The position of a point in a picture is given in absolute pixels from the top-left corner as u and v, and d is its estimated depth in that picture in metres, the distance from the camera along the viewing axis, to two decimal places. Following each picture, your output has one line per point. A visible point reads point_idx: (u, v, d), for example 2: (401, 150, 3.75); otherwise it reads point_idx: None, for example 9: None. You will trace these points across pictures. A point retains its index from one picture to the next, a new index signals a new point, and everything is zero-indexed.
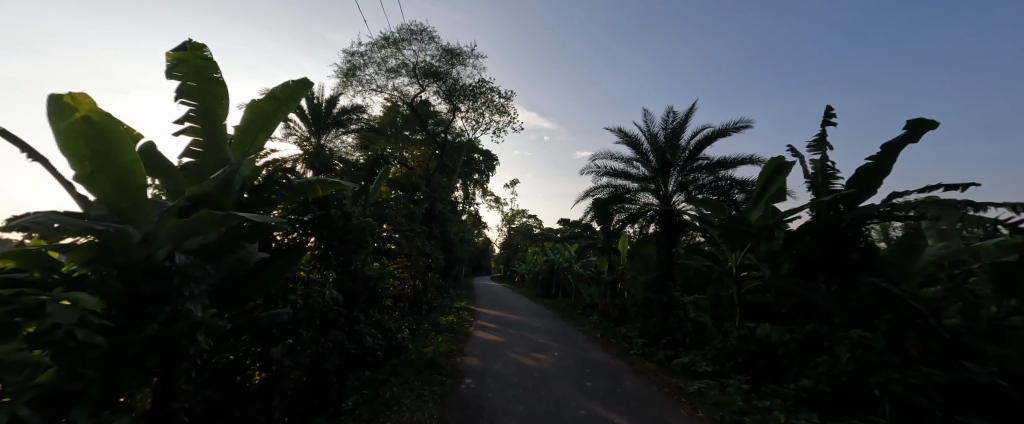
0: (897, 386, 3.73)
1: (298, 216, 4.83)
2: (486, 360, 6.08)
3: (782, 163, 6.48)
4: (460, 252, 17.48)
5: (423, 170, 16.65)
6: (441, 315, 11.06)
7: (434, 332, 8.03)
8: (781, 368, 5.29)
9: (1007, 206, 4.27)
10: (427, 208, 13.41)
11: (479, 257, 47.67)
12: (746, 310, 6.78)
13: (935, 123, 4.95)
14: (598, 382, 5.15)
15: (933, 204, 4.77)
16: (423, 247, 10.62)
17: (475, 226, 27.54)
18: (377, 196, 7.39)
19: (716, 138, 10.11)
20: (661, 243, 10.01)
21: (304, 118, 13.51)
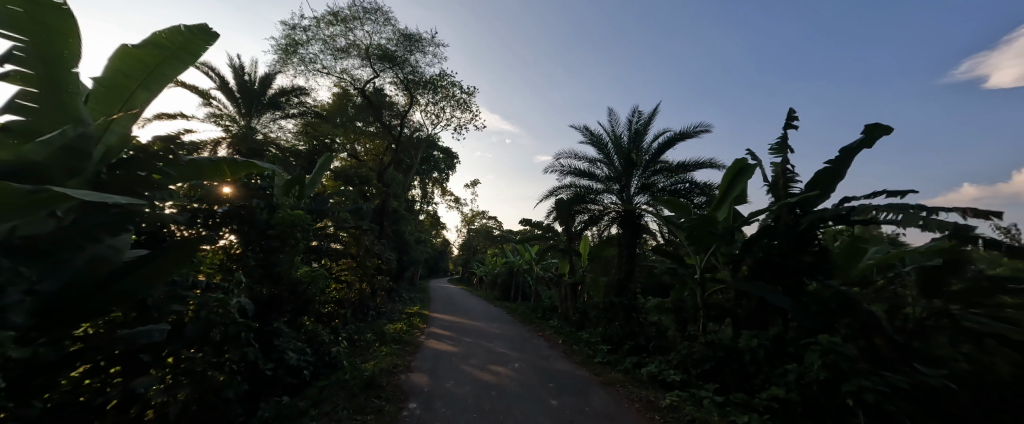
0: (871, 393, 3.40)
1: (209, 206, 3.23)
2: (436, 378, 5.26)
3: (746, 164, 6.15)
4: (416, 252, 16.41)
5: (375, 164, 15.34)
6: (390, 322, 10.01)
7: (378, 342, 7.01)
8: (749, 375, 5.05)
9: (955, 209, 4.00)
10: (378, 204, 12.28)
11: (437, 259, 46.05)
12: (708, 314, 6.55)
13: (890, 128, 5.00)
14: (564, 400, 4.61)
15: (888, 205, 4.74)
16: (372, 247, 9.50)
17: (433, 226, 26.36)
18: (314, 187, 6.27)
19: (678, 141, 10.09)
20: (624, 245, 9.71)
21: (229, 96, 11.34)
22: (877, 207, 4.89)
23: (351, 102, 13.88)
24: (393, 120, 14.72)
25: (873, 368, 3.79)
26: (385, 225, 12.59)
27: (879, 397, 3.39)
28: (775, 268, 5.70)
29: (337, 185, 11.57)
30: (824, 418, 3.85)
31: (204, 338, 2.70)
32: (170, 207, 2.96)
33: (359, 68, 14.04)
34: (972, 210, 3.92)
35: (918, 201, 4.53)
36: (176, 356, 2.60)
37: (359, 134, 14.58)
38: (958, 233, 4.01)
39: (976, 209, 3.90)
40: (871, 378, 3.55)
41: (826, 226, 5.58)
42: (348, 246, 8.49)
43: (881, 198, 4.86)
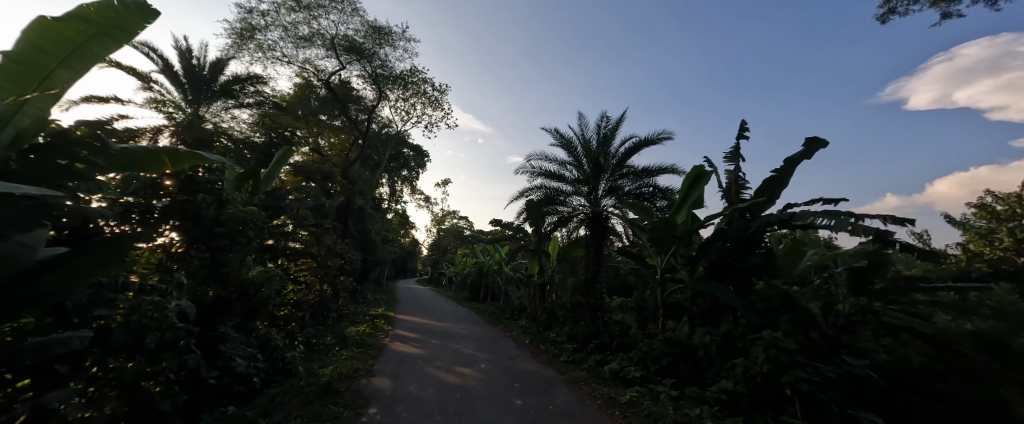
0: (807, 383, 3.69)
1: (147, 201, 2.98)
2: (399, 381, 5.12)
3: (703, 171, 6.48)
4: (382, 252, 15.88)
5: (340, 159, 14.72)
6: (353, 324, 9.63)
7: (338, 346, 6.70)
8: (702, 370, 5.32)
9: (878, 217, 4.43)
10: (343, 202, 11.74)
11: (406, 259, 44.92)
12: (667, 312, 6.83)
13: (827, 142, 5.46)
14: (528, 400, 4.64)
15: (824, 211, 5.17)
16: (334, 246, 9.08)
17: (402, 225, 25.69)
18: (269, 182, 5.91)
19: (643, 147, 10.45)
20: (591, 246, 9.92)
21: (171, 80, 9.83)
22: (814, 213, 5.31)
23: (314, 94, 13.18)
24: (360, 114, 14.16)
25: (809, 360, 4.12)
26: (350, 223, 12.08)
27: (814, 387, 3.68)
28: (727, 269, 6.04)
29: (298, 181, 10.96)
30: (767, 407, 4.14)
31: (135, 344, 2.46)
32: (97, 200, 2.66)
33: (324, 58, 13.39)
34: (892, 218, 4.36)
35: (848, 208, 4.97)
36: (100, 366, 2.35)
37: (322, 128, 13.89)
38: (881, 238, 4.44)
39: (896, 217, 4.34)
40: (807, 370, 3.85)
41: (772, 230, 5.99)
42: (307, 245, 8.06)
43: (818, 205, 5.29)
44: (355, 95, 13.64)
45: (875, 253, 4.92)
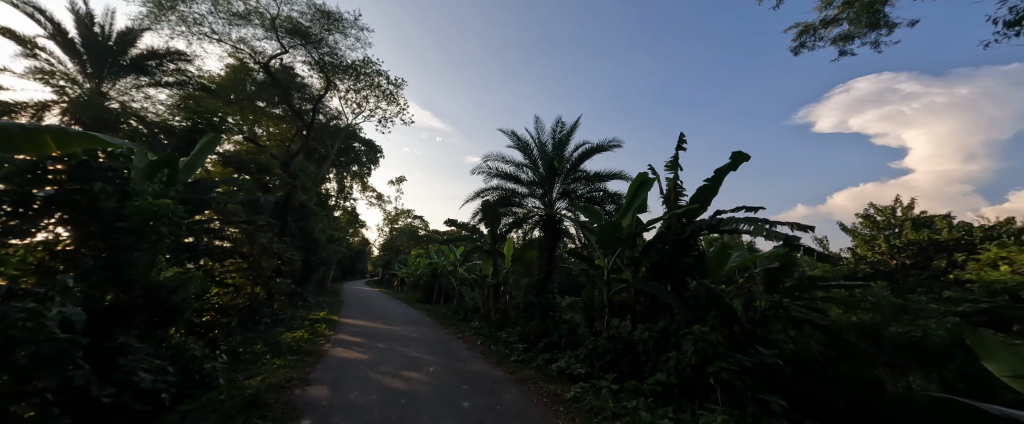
0: (727, 373, 4.07)
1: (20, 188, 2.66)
2: (338, 389, 4.82)
3: (646, 178, 6.87)
4: (328, 252, 14.90)
5: (280, 149, 13.54)
6: (291, 329, 8.92)
7: (269, 353, 6.13)
8: (641, 364, 5.64)
9: (785, 224, 5.00)
10: (282, 197, 10.82)
11: (354, 259, 42.58)
12: (612, 311, 7.14)
13: (748, 156, 6.06)
14: (475, 401, 4.60)
15: (745, 218, 5.74)
16: (270, 245, 8.35)
17: (351, 224, 24.35)
18: (192, 172, 5.31)
19: (595, 153, 10.87)
20: (545, 248, 10.09)
21: (64, 48, 8.24)
22: (737, 220, 5.87)
23: (251, 78, 12.06)
24: (304, 104, 13.45)
25: (730, 352, 4.54)
26: (290, 220, 11.18)
27: (732, 376, 4.06)
28: (665, 270, 6.45)
29: (229, 172, 9.98)
30: (694, 396, 4.50)
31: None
32: None
33: (263, 40, 12.34)
34: (796, 224, 4.96)
35: (763, 215, 5.56)
36: None
37: (259, 115, 12.38)
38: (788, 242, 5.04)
39: (800, 223, 4.93)
40: (727, 360, 4.28)
41: (704, 235, 6.51)
42: (238, 243, 7.33)
43: (739, 212, 5.85)
44: (298, 82, 12.86)
45: (785, 255, 5.55)
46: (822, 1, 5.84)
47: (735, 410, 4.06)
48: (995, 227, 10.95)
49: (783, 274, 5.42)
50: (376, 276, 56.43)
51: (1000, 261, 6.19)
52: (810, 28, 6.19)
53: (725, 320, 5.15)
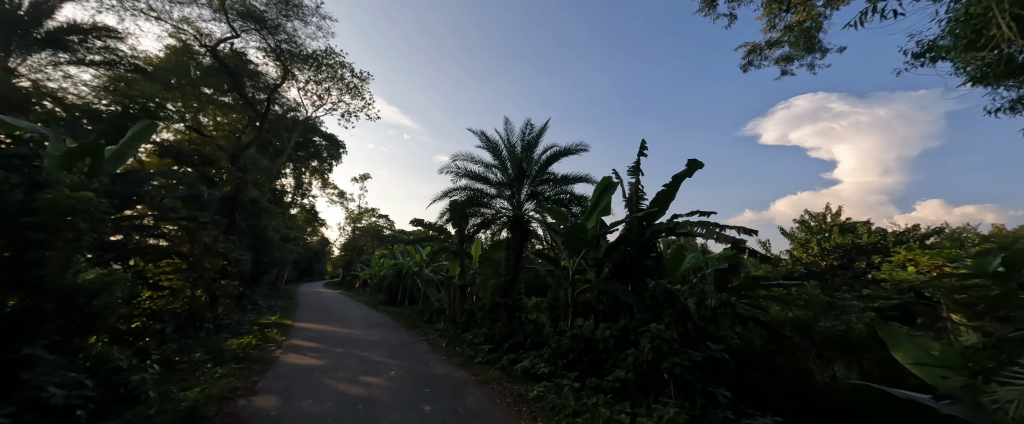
0: (680, 368, 4.30)
1: None
2: (289, 397, 4.52)
3: (610, 182, 7.07)
4: (283, 252, 13.99)
5: (228, 141, 12.46)
6: (238, 334, 8.27)
7: (210, 362, 5.63)
8: (601, 362, 5.81)
9: (733, 227, 5.35)
10: (229, 192, 10.01)
11: (313, 259, 40.40)
12: (576, 310, 7.28)
13: (702, 163, 6.43)
14: (438, 405, 4.50)
15: (698, 221, 6.07)
16: (215, 244, 7.70)
17: (309, 222, 23.05)
18: (119, 164, 4.77)
19: (562, 156, 11.06)
20: (512, 249, 10.09)
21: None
22: (691, 223, 6.19)
23: (195, 62, 10.63)
24: (257, 94, 12.70)
25: (682, 348, 4.80)
26: (239, 217, 10.39)
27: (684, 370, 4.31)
28: (625, 270, 6.66)
29: (165, 163, 8.52)
30: (650, 391, 4.72)
31: None
32: None
33: (211, 21, 11.38)
34: (742, 228, 5.32)
35: (714, 219, 5.91)
36: None
37: (205, 103, 10.90)
38: (736, 245, 5.41)
39: (744, 227, 5.33)
40: (680, 356, 4.53)
41: (662, 237, 6.82)
42: (177, 242, 6.72)
43: (692, 216, 6.18)
44: (251, 69, 12.09)
45: (732, 257, 5.94)
46: (767, 24, 6.33)
47: (686, 402, 4.31)
48: (905, 232, 12.46)
49: (730, 275, 5.81)
50: (336, 277, 53.89)
51: (909, 262, 7.05)
52: (757, 48, 6.69)
53: (679, 317, 5.45)
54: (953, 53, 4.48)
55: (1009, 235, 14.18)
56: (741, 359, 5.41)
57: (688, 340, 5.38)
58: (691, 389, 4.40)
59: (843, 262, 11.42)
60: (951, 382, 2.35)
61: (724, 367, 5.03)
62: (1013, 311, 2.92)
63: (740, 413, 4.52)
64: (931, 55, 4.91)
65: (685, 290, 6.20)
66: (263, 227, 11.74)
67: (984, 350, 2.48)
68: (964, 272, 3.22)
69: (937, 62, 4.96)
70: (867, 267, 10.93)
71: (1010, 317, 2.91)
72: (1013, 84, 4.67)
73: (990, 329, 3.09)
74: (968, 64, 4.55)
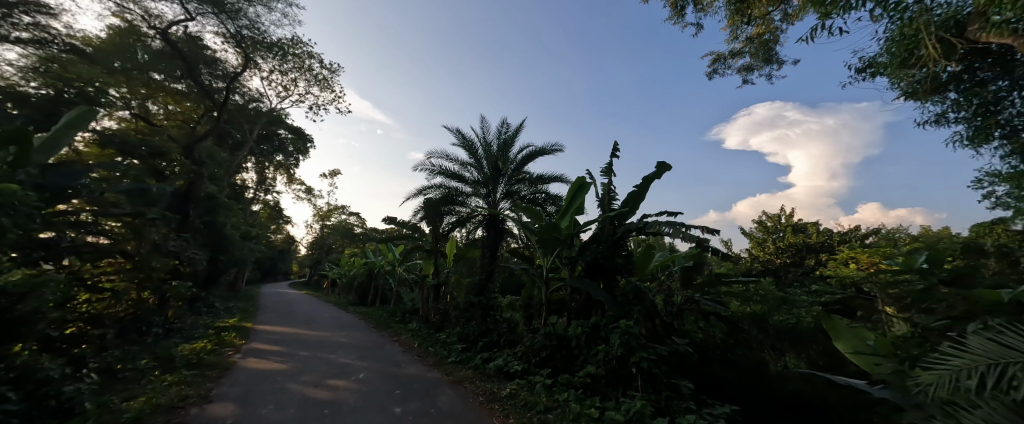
0: (647, 362, 4.45)
1: None
2: (248, 404, 4.28)
3: (584, 181, 7.19)
4: (244, 251, 13.20)
5: (181, 131, 11.56)
6: (192, 338, 7.73)
7: (157, 369, 5.21)
8: (572, 358, 5.91)
9: (698, 227, 5.60)
10: (181, 187, 9.30)
11: (276, 258, 38.46)
12: (549, 308, 7.35)
13: (671, 165, 6.67)
14: (409, 406, 4.42)
15: (666, 221, 6.30)
16: (166, 242, 7.16)
17: (273, 220, 21.88)
18: (52, 154, 4.32)
19: (538, 155, 11.13)
20: (486, 248, 10.05)
21: None
22: (659, 223, 6.41)
23: (142, 45, 9.69)
24: (215, 82, 12.01)
25: (649, 343, 4.97)
26: (193, 213, 9.69)
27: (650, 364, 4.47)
28: (598, 269, 6.78)
29: (109, 154, 7.54)
30: (618, 385, 4.86)
31: None
32: None
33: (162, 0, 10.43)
34: (706, 228, 5.58)
35: (680, 219, 6.16)
36: None
37: (152, 89, 9.93)
38: (700, 244, 5.67)
39: (708, 227, 5.60)
40: (648, 350, 4.70)
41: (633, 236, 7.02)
42: (121, 241, 6.20)
43: (661, 215, 6.40)
44: (207, 56, 11.37)
45: (697, 255, 6.21)
46: (731, 34, 6.67)
47: (652, 395, 4.47)
48: (849, 232, 13.57)
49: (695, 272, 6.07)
50: (302, 277, 51.60)
51: (851, 260, 7.67)
52: (721, 57, 7.03)
53: (647, 314, 5.65)
54: (889, 69, 4.91)
55: (934, 234, 15.80)
56: (703, 352, 5.68)
57: (655, 335, 5.58)
58: (657, 382, 4.57)
59: (795, 259, 12.27)
60: (882, 369, 2.61)
61: (688, 360, 5.26)
62: (934, 303, 3.23)
63: (702, 404, 4.75)
64: (871, 71, 5.36)
65: (653, 287, 6.42)
66: (221, 224, 11.01)
67: (913, 340, 2.74)
68: (895, 268, 3.57)
69: (875, 77, 5.42)
70: (816, 264, 11.80)
71: (931, 308, 3.23)
72: (938, 99, 5.19)
73: (916, 319, 3.43)
74: (901, 80, 5.01)
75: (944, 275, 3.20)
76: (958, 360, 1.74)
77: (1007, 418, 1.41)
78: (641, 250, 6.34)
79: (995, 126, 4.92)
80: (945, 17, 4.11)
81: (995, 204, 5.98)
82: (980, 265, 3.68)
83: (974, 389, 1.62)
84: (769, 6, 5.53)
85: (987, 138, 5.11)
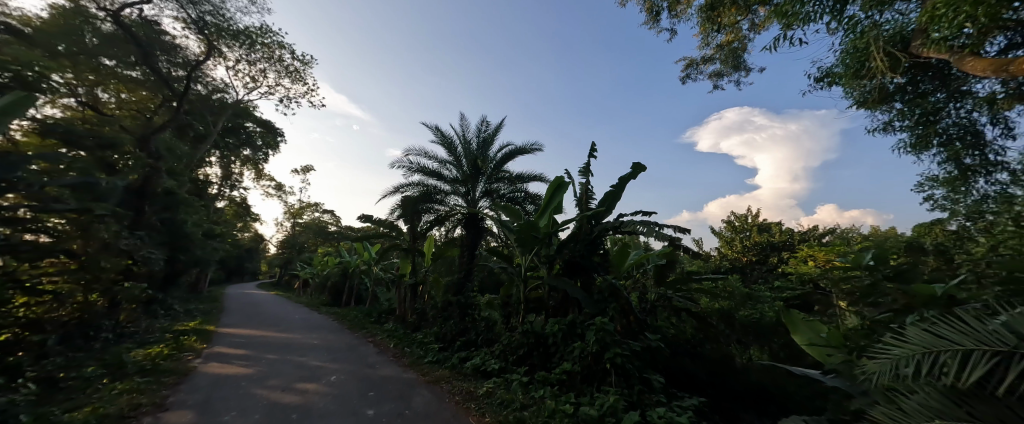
0: (620, 357, 4.57)
1: None
2: (209, 411, 4.06)
3: (562, 181, 7.26)
4: (206, 250, 12.48)
5: (135, 122, 10.78)
6: (148, 341, 7.26)
7: (106, 377, 4.84)
8: (548, 356, 5.97)
9: (671, 227, 5.77)
10: (136, 181, 8.68)
11: (243, 258, 36.64)
12: (527, 306, 7.37)
13: (646, 166, 6.85)
14: (382, 408, 4.33)
15: (641, 221, 6.45)
16: (118, 241, 6.67)
17: (239, 217, 20.80)
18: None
19: (517, 155, 11.15)
20: (465, 246, 10.00)
21: None
22: (634, 222, 6.56)
23: (92, 27, 8.90)
24: (174, 70, 11.31)
25: (621, 339, 5.10)
26: (149, 210, 9.08)
27: (622, 359, 4.60)
28: (575, 268, 6.84)
29: (52, 145, 6.93)
30: (592, 380, 4.96)
31: None
32: None
33: None
34: (678, 227, 5.75)
35: (654, 218, 6.32)
36: None
37: (103, 75, 9.22)
38: (672, 243, 5.86)
39: (680, 226, 5.80)
40: (621, 346, 4.82)
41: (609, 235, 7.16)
42: (66, 239, 5.81)
43: (635, 215, 6.55)
44: (165, 41, 10.66)
45: (669, 254, 6.40)
46: (703, 41, 6.92)
47: (625, 389, 4.59)
48: (808, 231, 14.43)
49: (667, 270, 6.26)
50: (271, 277, 49.38)
51: (810, 258, 8.16)
52: (694, 63, 7.29)
53: (622, 311, 5.78)
54: (844, 78, 5.24)
55: (882, 233, 17.08)
56: (673, 346, 5.88)
57: (628, 331, 5.74)
58: (630, 376, 4.70)
59: (759, 257, 12.93)
60: (834, 359, 2.81)
61: (659, 354, 5.44)
62: (880, 297, 3.47)
63: (672, 397, 4.92)
64: (828, 80, 5.71)
65: (627, 285, 6.55)
66: (181, 222, 10.38)
67: (862, 332, 2.95)
68: (848, 265, 3.83)
69: (831, 86, 5.77)
70: (778, 261, 12.51)
71: (876, 302, 3.48)
72: (886, 109, 5.59)
73: (864, 312, 3.69)
74: (854, 90, 5.36)
75: (888, 271, 3.42)
76: (898, 349, 1.87)
77: (939, 402, 1.58)
78: (616, 249, 6.45)
79: (934, 134, 5.36)
80: (892, 32, 4.43)
81: (934, 206, 6.52)
82: (921, 261, 3.99)
83: (912, 375, 1.74)
84: (738, 16, 5.80)
85: (928, 145, 5.55)
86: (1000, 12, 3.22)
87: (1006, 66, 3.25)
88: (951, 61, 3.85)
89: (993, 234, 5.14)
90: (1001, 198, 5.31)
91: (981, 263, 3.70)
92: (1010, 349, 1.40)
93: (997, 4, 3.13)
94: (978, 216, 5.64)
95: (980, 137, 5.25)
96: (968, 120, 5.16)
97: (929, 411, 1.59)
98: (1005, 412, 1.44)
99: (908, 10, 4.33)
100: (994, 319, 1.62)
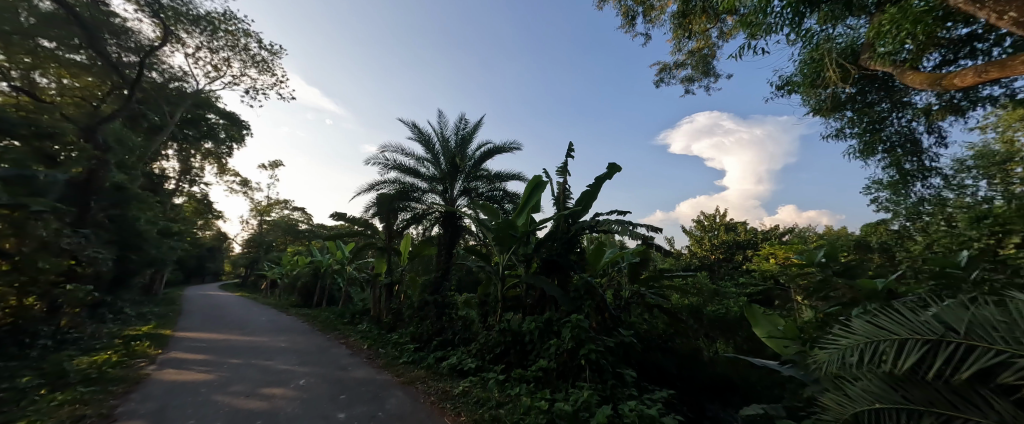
0: (594, 353, 4.68)
1: None
2: (164, 420, 3.82)
3: (540, 180, 7.30)
4: (163, 249, 11.69)
5: (79, 109, 9.90)
6: (94, 346, 6.72)
7: (43, 387, 4.45)
8: (524, 354, 6.00)
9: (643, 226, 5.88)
10: (79, 174, 7.98)
11: (204, 258, 34.61)
12: (504, 305, 7.37)
13: (620, 167, 7.00)
14: (354, 411, 4.22)
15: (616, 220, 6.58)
16: (59, 239, 6.14)
17: (199, 214, 19.56)
18: None
19: (496, 153, 11.10)
20: (443, 245, 9.89)
21: None
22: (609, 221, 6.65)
23: (26, 5, 7.89)
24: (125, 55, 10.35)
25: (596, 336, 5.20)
26: (96, 206, 8.41)
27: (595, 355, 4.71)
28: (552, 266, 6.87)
29: None
30: (567, 376, 5.05)
31: None
32: None
33: None
34: (650, 226, 5.89)
35: (626, 217, 6.45)
36: None
37: (41, 59, 8.53)
38: (645, 241, 6.02)
39: (652, 225, 5.96)
40: (595, 343, 4.93)
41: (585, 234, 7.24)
42: None
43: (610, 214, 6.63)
44: (114, 24, 9.76)
45: (642, 252, 6.57)
46: (675, 47, 7.16)
47: (599, 384, 4.69)
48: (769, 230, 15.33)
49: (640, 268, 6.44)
50: (235, 278, 46.99)
51: (771, 256, 8.64)
52: (667, 68, 7.54)
53: (597, 308, 5.93)
54: (803, 87, 5.55)
55: (835, 231, 18.47)
56: (644, 341, 6.07)
57: (601, 327, 5.89)
58: (603, 372, 4.83)
59: (726, 255, 13.59)
60: (790, 350, 3.02)
61: (630, 349, 5.62)
62: (829, 292, 3.72)
63: (643, 390, 5.08)
64: (788, 88, 6.05)
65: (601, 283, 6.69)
66: (132, 219, 9.64)
67: (814, 325, 3.17)
68: (803, 262, 4.09)
69: (791, 94, 6.13)
70: (743, 259, 13.17)
71: (827, 296, 3.73)
72: (838, 117, 5.98)
73: (817, 306, 3.96)
74: (810, 98, 5.72)
75: (837, 267, 3.68)
76: (845, 338, 2.00)
77: (879, 387, 1.74)
78: (593, 248, 6.52)
79: (879, 141, 5.79)
80: (844, 46, 4.77)
81: (879, 208, 7.06)
82: (868, 258, 4.31)
83: (855, 363, 1.89)
84: (708, 24, 6.05)
85: (873, 151, 5.97)
86: (936, 30, 3.55)
87: (940, 79, 3.56)
88: (894, 74, 4.16)
89: (929, 233, 5.66)
90: (935, 200, 5.83)
91: (917, 260, 4.05)
92: (937, 337, 1.56)
93: (934, 23, 3.48)
94: (916, 217, 6.17)
95: (918, 144, 5.74)
96: (907, 129, 5.63)
97: (870, 396, 1.76)
98: (931, 395, 1.59)
99: (857, 25, 4.65)
100: (926, 309, 1.78)
